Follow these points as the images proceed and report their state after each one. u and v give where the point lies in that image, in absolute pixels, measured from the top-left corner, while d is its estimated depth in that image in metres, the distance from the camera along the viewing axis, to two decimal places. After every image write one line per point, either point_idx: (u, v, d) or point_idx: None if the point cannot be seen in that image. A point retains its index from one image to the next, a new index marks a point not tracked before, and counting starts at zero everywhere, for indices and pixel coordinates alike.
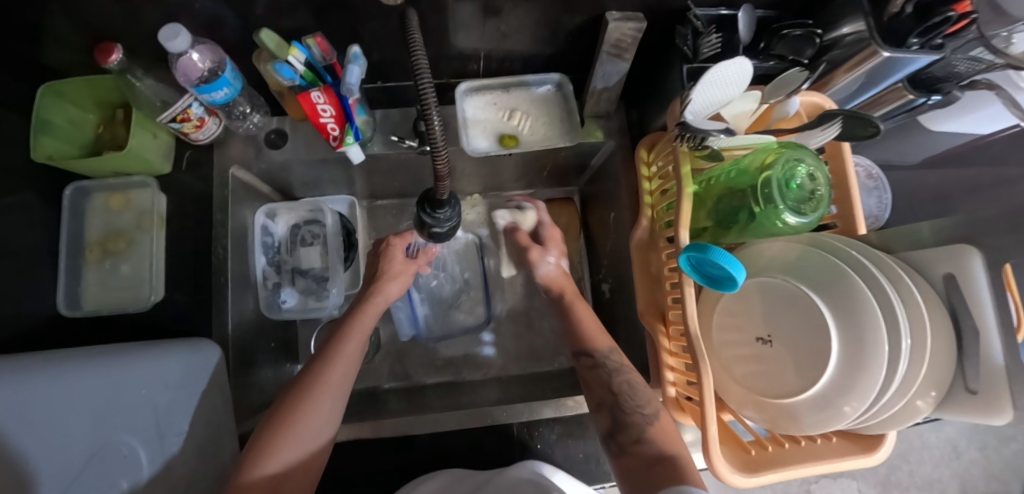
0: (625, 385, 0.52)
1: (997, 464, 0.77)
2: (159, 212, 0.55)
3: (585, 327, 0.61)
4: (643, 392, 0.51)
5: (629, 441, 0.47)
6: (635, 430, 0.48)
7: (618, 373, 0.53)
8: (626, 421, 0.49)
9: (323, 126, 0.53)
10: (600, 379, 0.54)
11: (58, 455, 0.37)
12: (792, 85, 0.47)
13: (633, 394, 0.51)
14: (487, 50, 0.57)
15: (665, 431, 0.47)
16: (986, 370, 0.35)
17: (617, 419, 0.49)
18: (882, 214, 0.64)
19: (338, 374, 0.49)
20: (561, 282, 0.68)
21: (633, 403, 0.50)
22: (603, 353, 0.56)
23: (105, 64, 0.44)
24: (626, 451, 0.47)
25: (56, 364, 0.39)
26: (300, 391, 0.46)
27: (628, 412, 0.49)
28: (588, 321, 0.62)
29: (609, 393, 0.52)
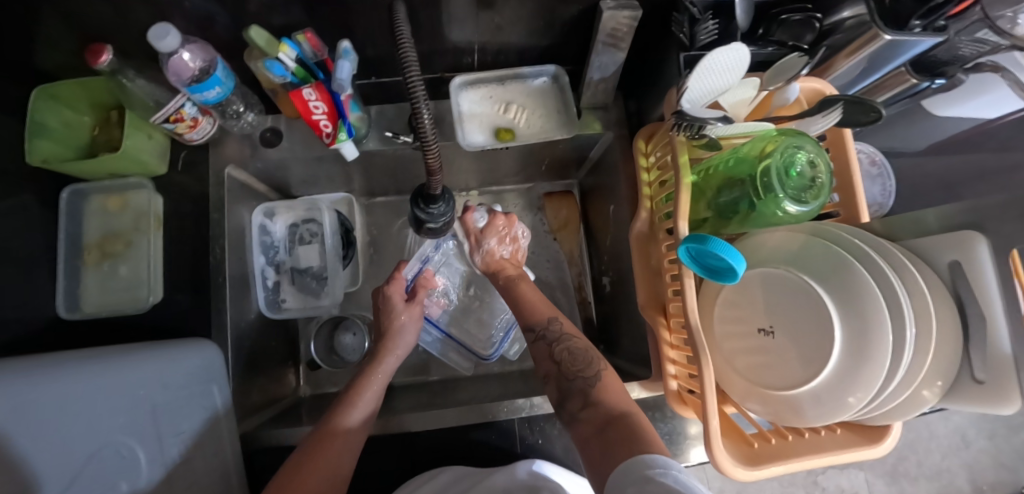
0: (565, 352, 0.52)
1: (1007, 453, 0.76)
2: (155, 212, 0.55)
3: (527, 302, 0.61)
4: (584, 356, 0.51)
5: (578, 407, 0.47)
6: (582, 395, 0.47)
7: (559, 342, 0.53)
8: (575, 387, 0.49)
9: (315, 123, 0.51)
10: (544, 349, 0.54)
11: (67, 452, 0.34)
12: (792, 71, 0.45)
13: (574, 359, 0.51)
14: (481, 43, 0.56)
15: (610, 390, 0.47)
16: (993, 358, 0.34)
17: (565, 387, 0.50)
18: (886, 202, 0.63)
19: (371, 393, 0.55)
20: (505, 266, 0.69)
21: (576, 369, 0.50)
22: (544, 324, 0.57)
23: (95, 66, 0.43)
24: (577, 418, 0.47)
25: (54, 362, 0.38)
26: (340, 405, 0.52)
27: (574, 378, 0.49)
28: (532, 299, 0.62)
29: (554, 364, 0.52)
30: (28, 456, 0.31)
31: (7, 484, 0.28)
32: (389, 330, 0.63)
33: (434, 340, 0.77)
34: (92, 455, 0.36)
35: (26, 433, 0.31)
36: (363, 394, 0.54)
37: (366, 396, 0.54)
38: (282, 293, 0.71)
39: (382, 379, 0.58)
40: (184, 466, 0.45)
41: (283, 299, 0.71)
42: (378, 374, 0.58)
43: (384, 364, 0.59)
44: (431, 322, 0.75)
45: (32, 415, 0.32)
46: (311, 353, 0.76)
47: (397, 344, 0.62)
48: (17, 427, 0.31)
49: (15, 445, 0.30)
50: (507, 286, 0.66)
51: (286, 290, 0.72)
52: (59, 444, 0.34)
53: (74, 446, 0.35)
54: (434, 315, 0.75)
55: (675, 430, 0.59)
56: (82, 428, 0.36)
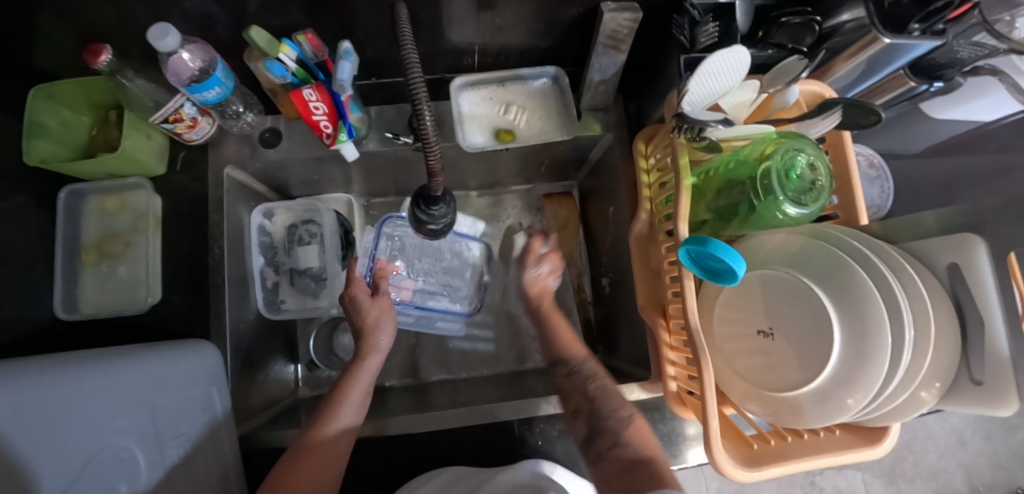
0: (599, 390, 0.53)
1: (1003, 454, 0.76)
2: (154, 213, 0.54)
3: (563, 336, 0.62)
4: (617, 397, 0.52)
5: (605, 446, 0.48)
6: (611, 434, 0.48)
7: (592, 379, 0.54)
8: (605, 425, 0.49)
9: (316, 124, 0.51)
10: (577, 385, 0.54)
11: (65, 455, 0.34)
12: (791, 75, 0.46)
13: (608, 398, 0.52)
14: (482, 44, 0.56)
15: (638, 434, 0.48)
16: (991, 360, 0.35)
17: (595, 425, 0.50)
18: (884, 204, 0.63)
19: (357, 393, 0.54)
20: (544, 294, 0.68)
21: (608, 408, 0.51)
22: (579, 360, 0.58)
23: (95, 65, 0.43)
24: (604, 456, 0.47)
25: (54, 363, 0.38)
26: (327, 406, 0.52)
27: (605, 416, 0.50)
28: (564, 331, 0.63)
29: (586, 399, 0.53)
30: (26, 459, 0.31)
31: (4, 486, 0.28)
32: (367, 329, 0.61)
33: (415, 319, 0.78)
34: (91, 457, 0.36)
35: (25, 434, 0.31)
36: (350, 396, 0.54)
37: (353, 396, 0.54)
38: (282, 293, 0.71)
39: (365, 380, 0.57)
40: (183, 468, 0.45)
41: (282, 300, 0.71)
42: (363, 376, 0.57)
43: (368, 364, 0.58)
44: (405, 304, 0.76)
45: (30, 418, 0.32)
46: (309, 354, 0.76)
47: (378, 342, 0.60)
48: (16, 429, 0.30)
49: (14, 447, 0.30)
50: (539, 320, 0.66)
51: (285, 291, 0.72)
52: (58, 446, 0.34)
53: (73, 448, 0.35)
54: (406, 298, 0.76)
55: (674, 431, 0.59)
56: (82, 430, 0.36)
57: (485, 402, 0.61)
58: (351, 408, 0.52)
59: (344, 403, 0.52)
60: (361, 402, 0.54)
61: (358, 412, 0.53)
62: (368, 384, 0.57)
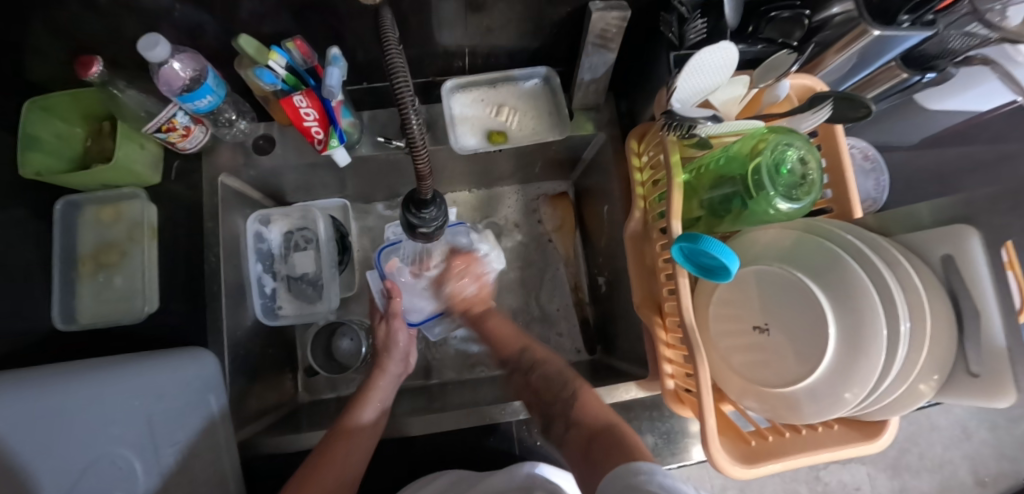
0: (541, 381, 0.60)
1: (1009, 445, 0.76)
2: (150, 222, 0.54)
3: (496, 337, 0.69)
4: (558, 381, 0.58)
5: (562, 430, 0.52)
6: (563, 418, 0.52)
7: (534, 371, 0.62)
8: (554, 411, 0.54)
9: (307, 131, 0.51)
10: (521, 381, 0.63)
11: (59, 467, 0.35)
12: (782, 69, 0.45)
13: (548, 387, 0.58)
14: (471, 46, 0.56)
15: (587, 407, 0.52)
16: (988, 350, 0.35)
17: (547, 414, 0.55)
18: (879, 197, 0.63)
19: (378, 395, 0.60)
20: (471, 305, 0.71)
21: (553, 394, 0.56)
22: (517, 355, 0.66)
23: (86, 77, 0.43)
24: (564, 438, 0.51)
25: (52, 374, 0.38)
26: (354, 403, 0.57)
27: (552, 403, 0.55)
28: (500, 332, 0.69)
29: (534, 393, 0.59)
30: (12, 477, 0.31)
31: None
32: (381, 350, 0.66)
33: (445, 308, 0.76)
34: (86, 469, 0.37)
35: (15, 450, 0.33)
36: (373, 396, 0.59)
37: (377, 396, 0.59)
38: (279, 300, 0.71)
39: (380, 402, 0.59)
40: (182, 475, 0.44)
41: (279, 306, 0.71)
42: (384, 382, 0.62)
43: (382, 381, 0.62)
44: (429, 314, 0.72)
45: (14, 438, 0.33)
46: (308, 359, 0.75)
47: (388, 364, 0.64)
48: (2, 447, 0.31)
49: None
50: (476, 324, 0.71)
51: (282, 297, 0.72)
52: (50, 461, 0.35)
53: (66, 462, 0.36)
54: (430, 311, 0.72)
55: (674, 429, 0.59)
56: (75, 443, 0.37)
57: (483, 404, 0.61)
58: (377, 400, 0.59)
59: (365, 404, 0.57)
60: (381, 404, 0.58)
61: (380, 411, 0.57)
62: (385, 396, 0.61)
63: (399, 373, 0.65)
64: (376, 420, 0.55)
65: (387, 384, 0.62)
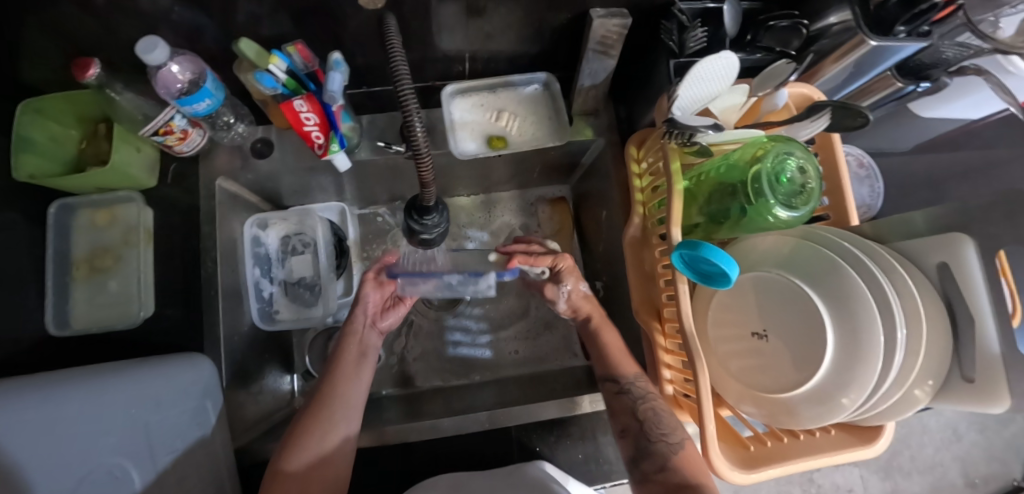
0: (649, 411, 0.48)
1: (998, 446, 0.78)
2: (145, 226, 0.54)
3: (615, 352, 0.54)
4: (672, 419, 0.47)
5: (652, 468, 0.46)
6: (660, 458, 0.45)
7: (644, 399, 0.49)
8: (658, 449, 0.46)
9: (307, 135, 0.51)
10: (626, 404, 0.50)
11: (54, 476, 0.34)
12: (779, 78, 0.46)
13: (659, 421, 0.47)
14: (472, 51, 0.56)
15: (692, 461, 0.45)
16: (982, 358, 0.35)
17: (642, 446, 0.47)
18: (874, 203, 0.64)
19: (348, 383, 0.53)
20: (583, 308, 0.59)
21: (660, 430, 0.47)
22: (631, 377, 0.52)
23: (82, 80, 0.43)
24: (650, 479, 0.46)
25: (44, 383, 0.38)
26: (322, 401, 0.50)
27: (656, 438, 0.46)
28: (617, 347, 0.55)
29: (635, 419, 0.48)
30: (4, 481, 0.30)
31: None
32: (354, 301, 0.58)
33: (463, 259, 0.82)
34: (82, 478, 0.36)
35: (8, 455, 0.31)
36: (345, 388, 0.52)
37: (349, 389, 0.52)
38: (276, 304, 0.70)
39: (359, 340, 0.56)
40: (181, 483, 0.44)
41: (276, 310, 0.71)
42: (351, 363, 0.54)
43: (353, 344, 0.56)
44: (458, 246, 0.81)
45: (5, 442, 0.31)
46: (305, 363, 0.75)
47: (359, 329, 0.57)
48: None
49: None
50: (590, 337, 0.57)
51: (279, 301, 0.71)
52: (46, 468, 0.33)
53: (62, 470, 0.34)
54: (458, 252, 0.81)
55: None
56: (70, 452, 0.36)
57: (484, 408, 0.61)
58: (350, 397, 0.52)
59: (341, 402, 0.51)
60: (358, 398, 0.53)
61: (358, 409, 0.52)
62: (363, 350, 0.56)
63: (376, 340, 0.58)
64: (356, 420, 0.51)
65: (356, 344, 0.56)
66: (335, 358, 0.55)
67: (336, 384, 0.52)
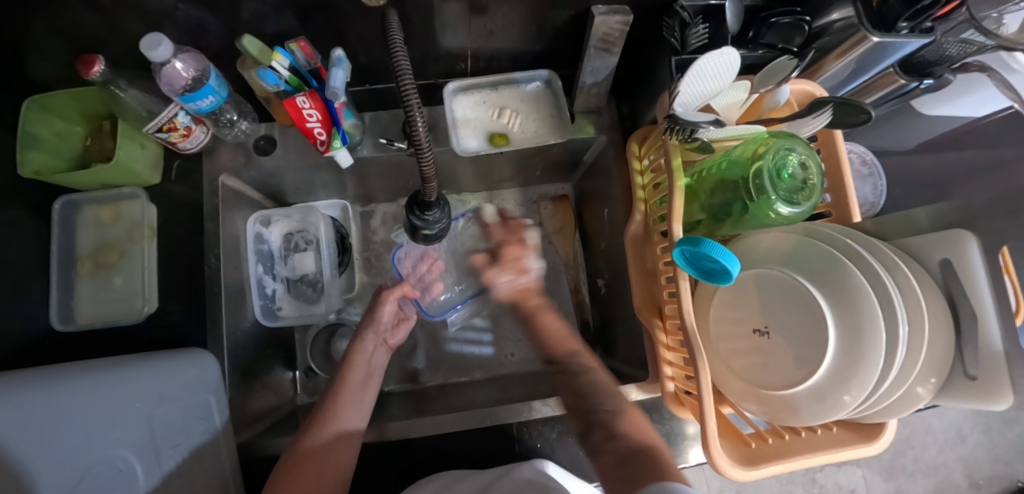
0: (588, 386, 0.51)
1: (1001, 447, 0.77)
2: (150, 222, 0.54)
3: (552, 337, 0.58)
4: (609, 392, 0.50)
5: (601, 440, 0.46)
6: (605, 426, 0.47)
7: (583, 374, 0.52)
8: (598, 420, 0.48)
9: (309, 131, 0.52)
10: (567, 382, 0.53)
11: (65, 465, 0.34)
12: (782, 74, 0.47)
13: (597, 394, 0.50)
14: (474, 49, 0.56)
15: (634, 425, 0.47)
16: (984, 355, 0.35)
17: (588, 420, 0.49)
18: (877, 201, 0.64)
19: (353, 388, 0.56)
20: (525, 299, 0.62)
21: (598, 403, 0.49)
22: (568, 356, 0.55)
23: (88, 76, 0.43)
24: (601, 449, 0.46)
25: (54, 375, 0.38)
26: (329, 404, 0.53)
27: (595, 409, 0.49)
28: (556, 327, 0.59)
29: (575, 396, 0.51)
30: (19, 466, 0.30)
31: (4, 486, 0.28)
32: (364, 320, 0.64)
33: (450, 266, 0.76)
34: (90, 469, 0.36)
35: (22, 442, 0.32)
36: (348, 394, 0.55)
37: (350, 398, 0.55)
38: (279, 301, 0.71)
39: (365, 359, 0.60)
40: (183, 477, 0.44)
41: (279, 307, 0.71)
42: (356, 371, 0.58)
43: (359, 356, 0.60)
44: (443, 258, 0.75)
45: (20, 429, 0.32)
46: (307, 360, 0.75)
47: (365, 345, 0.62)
48: (12, 437, 0.31)
49: (11, 453, 0.30)
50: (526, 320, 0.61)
51: (282, 298, 0.71)
52: (58, 457, 0.34)
53: (72, 460, 0.35)
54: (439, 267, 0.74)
55: (673, 431, 0.59)
56: (79, 442, 0.36)
57: (484, 406, 0.61)
58: (353, 400, 0.54)
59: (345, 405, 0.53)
60: (362, 402, 0.55)
61: (362, 411, 0.54)
62: (368, 371, 0.59)
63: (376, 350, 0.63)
64: (355, 423, 0.52)
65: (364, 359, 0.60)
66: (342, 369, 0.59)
67: (336, 399, 0.54)
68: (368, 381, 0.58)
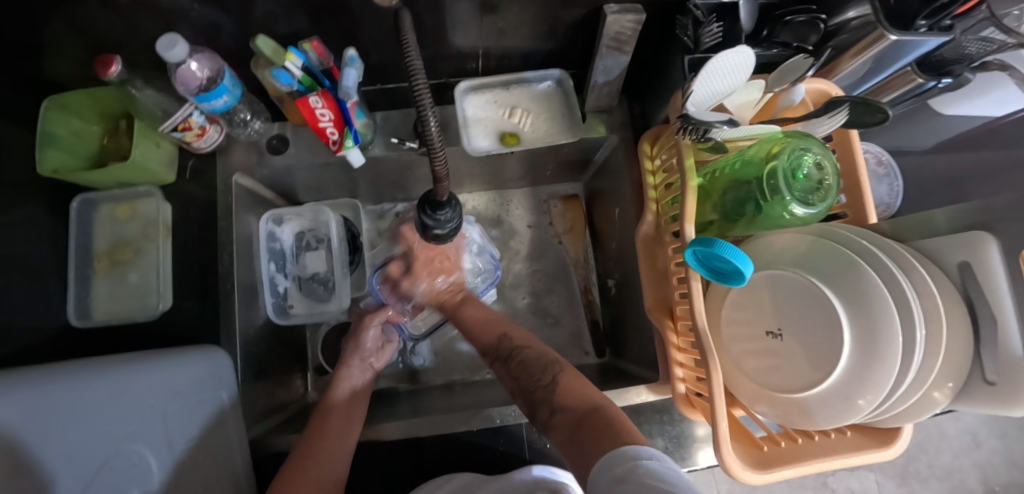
0: (521, 367, 0.53)
1: (1018, 452, 0.76)
2: (164, 220, 0.56)
3: (473, 324, 0.62)
4: (538, 365, 0.52)
5: (547, 415, 0.47)
6: (547, 403, 0.48)
7: (514, 357, 0.55)
8: (537, 398, 0.49)
9: (322, 131, 0.52)
10: (502, 369, 0.55)
11: (78, 459, 0.35)
12: (797, 73, 0.46)
13: (529, 372, 0.52)
14: (485, 48, 0.56)
15: (572, 389, 0.48)
16: (1005, 359, 0.35)
17: (530, 401, 0.50)
18: (893, 202, 0.63)
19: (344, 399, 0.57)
20: (443, 299, 0.67)
21: (534, 380, 0.51)
22: (496, 344, 0.58)
23: (105, 76, 0.44)
24: (550, 423, 0.46)
25: (69, 371, 0.39)
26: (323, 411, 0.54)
27: (535, 388, 0.50)
28: (476, 320, 0.63)
29: (514, 380, 0.53)
30: (31, 458, 0.31)
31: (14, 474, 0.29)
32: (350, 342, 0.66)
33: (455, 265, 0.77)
34: (103, 463, 0.37)
35: (35, 432, 0.32)
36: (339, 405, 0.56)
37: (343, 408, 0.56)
38: (290, 298, 0.71)
39: (351, 385, 0.60)
40: (197, 473, 0.45)
41: (290, 305, 0.71)
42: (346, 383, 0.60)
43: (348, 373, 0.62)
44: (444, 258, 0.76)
45: (34, 423, 0.32)
46: (318, 358, 0.76)
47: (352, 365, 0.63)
48: (24, 428, 0.31)
49: (23, 444, 0.31)
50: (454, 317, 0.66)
51: (294, 296, 0.72)
52: (72, 450, 0.34)
53: (85, 454, 0.35)
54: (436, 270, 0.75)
55: (683, 433, 0.58)
56: (93, 437, 0.37)
57: (492, 405, 0.61)
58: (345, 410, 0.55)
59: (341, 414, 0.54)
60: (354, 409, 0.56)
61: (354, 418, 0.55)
62: (357, 393, 0.60)
63: (365, 368, 0.64)
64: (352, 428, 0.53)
65: (350, 379, 0.61)
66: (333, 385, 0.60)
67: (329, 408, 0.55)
68: (359, 393, 0.60)
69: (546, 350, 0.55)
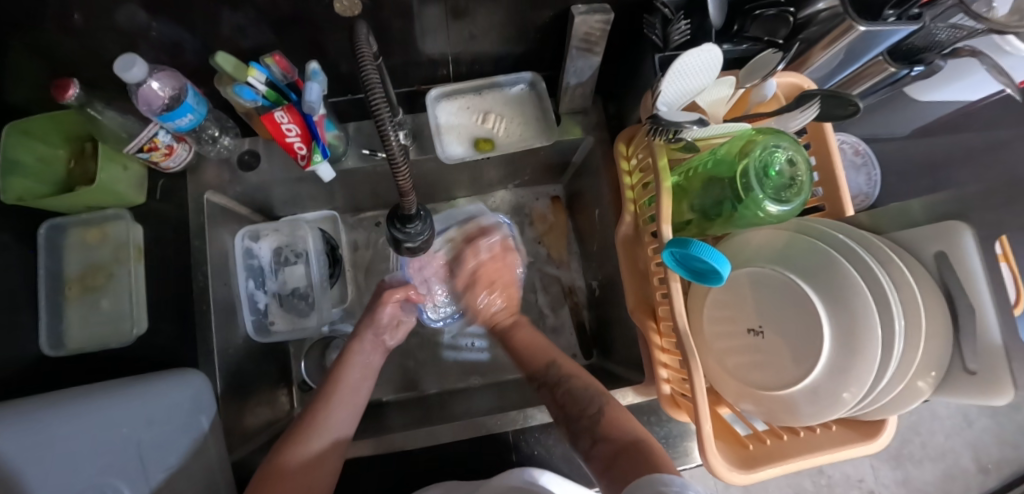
0: (568, 396, 0.52)
1: (1009, 429, 0.76)
2: (136, 242, 0.55)
3: (527, 350, 0.61)
4: (586, 394, 0.51)
5: (589, 445, 0.47)
6: (590, 430, 0.47)
7: (562, 383, 0.54)
8: (580, 426, 0.48)
9: (290, 146, 0.51)
10: (549, 396, 0.54)
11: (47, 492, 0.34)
12: (766, 68, 0.45)
13: (575, 400, 0.51)
14: (455, 53, 0.56)
15: (616, 421, 0.47)
16: (984, 348, 0.34)
17: (572, 426, 0.49)
18: (871, 192, 0.63)
19: (345, 390, 0.53)
20: (497, 318, 0.67)
21: (581, 409, 0.50)
22: (544, 370, 0.57)
23: (63, 101, 0.43)
24: (590, 453, 0.46)
25: (34, 407, 0.38)
26: (321, 404, 0.51)
27: (579, 415, 0.49)
28: (531, 344, 0.62)
29: (558, 407, 0.52)
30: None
31: None
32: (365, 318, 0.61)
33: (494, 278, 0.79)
34: None
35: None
36: (336, 403, 0.52)
37: (342, 408, 0.52)
38: (271, 315, 0.70)
39: (361, 369, 0.56)
40: None
41: (271, 321, 0.70)
42: (352, 372, 0.56)
43: (357, 355, 0.57)
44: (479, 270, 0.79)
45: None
46: (302, 374, 0.75)
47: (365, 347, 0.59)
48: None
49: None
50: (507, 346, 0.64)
51: (274, 312, 0.70)
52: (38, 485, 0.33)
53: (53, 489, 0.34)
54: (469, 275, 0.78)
55: (672, 433, 0.58)
56: (59, 472, 0.35)
57: (481, 415, 0.61)
58: (344, 410, 0.52)
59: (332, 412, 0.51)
60: (353, 409, 0.53)
61: (350, 419, 0.52)
62: (364, 374, 0.57)
63: (376, 350, 0.60)
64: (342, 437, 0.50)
65: (355, 370, 0.56)
66: (336, 372, 0.55)
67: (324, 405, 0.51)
68: (362, 387, 0.55)
69: (594, 381, 0.54)
